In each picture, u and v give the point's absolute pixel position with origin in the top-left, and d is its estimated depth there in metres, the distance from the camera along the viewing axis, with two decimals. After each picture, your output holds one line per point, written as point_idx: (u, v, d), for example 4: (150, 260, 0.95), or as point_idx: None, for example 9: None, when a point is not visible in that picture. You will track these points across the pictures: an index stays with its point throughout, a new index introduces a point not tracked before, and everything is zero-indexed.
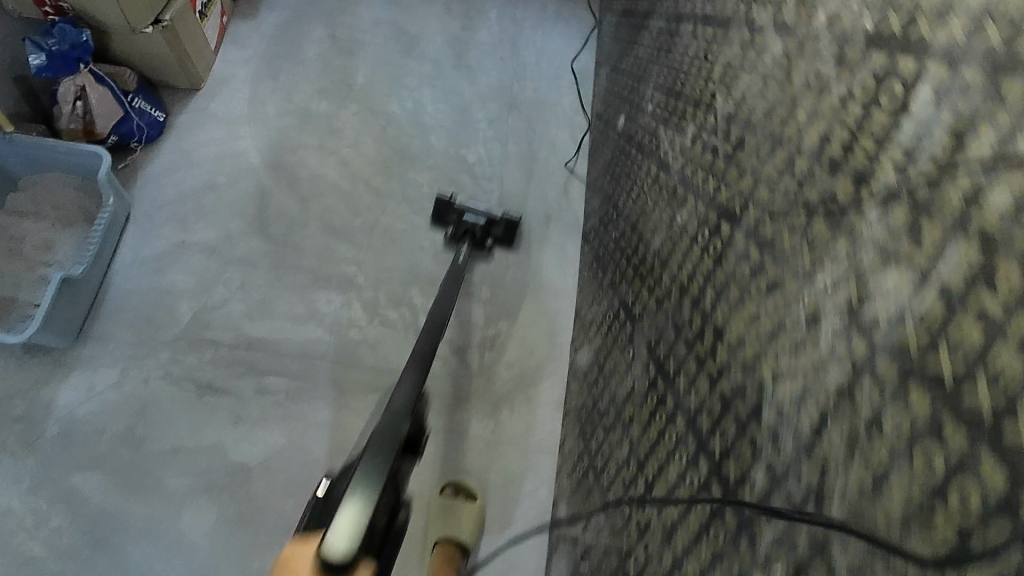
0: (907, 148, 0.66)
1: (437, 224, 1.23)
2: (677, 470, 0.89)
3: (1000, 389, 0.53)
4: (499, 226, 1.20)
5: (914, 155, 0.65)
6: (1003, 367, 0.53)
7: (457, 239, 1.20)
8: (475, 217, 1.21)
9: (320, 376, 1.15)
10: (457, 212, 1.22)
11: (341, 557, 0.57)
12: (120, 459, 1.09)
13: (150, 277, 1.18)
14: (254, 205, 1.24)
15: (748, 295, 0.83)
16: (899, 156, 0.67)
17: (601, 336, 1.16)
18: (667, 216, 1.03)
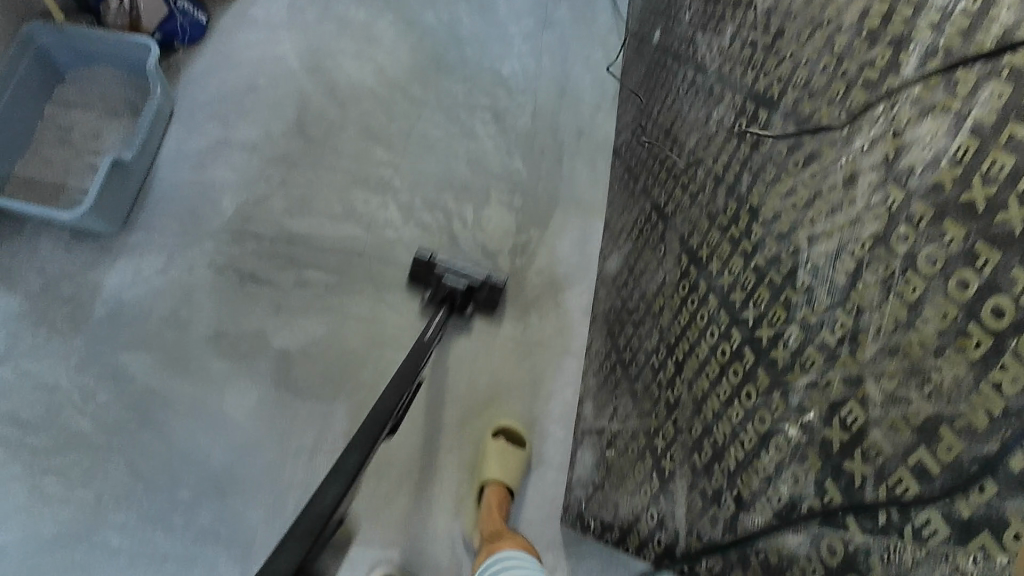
0: (941, 8, 0.71)
1: (415, 282, 1.18)
2: (709, 346, 0.92)
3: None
4: (482, 293, 1.14)
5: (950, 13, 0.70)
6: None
7: (435, 303, 1.14)
8: (456, 280, 1.14)
9: (358, 272, 1.19)
10: (437, 273, 1.15)
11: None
12: (166, 341, 1.13)
13: (193, 171, 1.21)
14: (293, 106, 1.27)
15: (785, 172, 0.86)
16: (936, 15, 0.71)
17: (632, 240, 1.19)
18: (703, 115, 1.06)
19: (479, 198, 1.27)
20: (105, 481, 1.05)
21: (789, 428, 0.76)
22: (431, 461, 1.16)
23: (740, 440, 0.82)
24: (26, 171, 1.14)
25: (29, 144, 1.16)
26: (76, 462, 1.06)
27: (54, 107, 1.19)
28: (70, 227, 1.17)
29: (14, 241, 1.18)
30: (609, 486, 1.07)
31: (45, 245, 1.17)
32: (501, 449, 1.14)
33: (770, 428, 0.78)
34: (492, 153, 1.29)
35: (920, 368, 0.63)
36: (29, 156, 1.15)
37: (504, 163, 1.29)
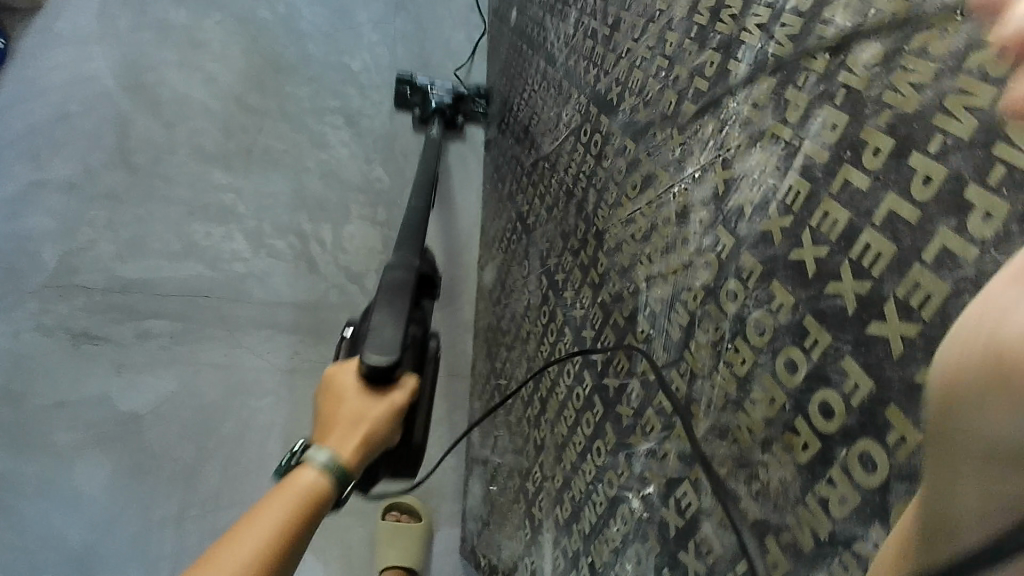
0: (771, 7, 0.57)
1: (399, 109, 1.20)
2: (567, 386, 0.84)
3: (867, 280, 0.46)
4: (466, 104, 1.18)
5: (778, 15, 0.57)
6: (874, 257, 0.45)
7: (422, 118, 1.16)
8: (439, 93, 1.17)
9: (209, 315, 1.09)
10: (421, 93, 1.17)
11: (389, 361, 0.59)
12: (0, 417, 1.03)
13: (6, 223, 1.07)
14: (113, 132, 1.13)
15: (625, 194, 0.76)
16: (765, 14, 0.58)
17: (502, 251, 1.09)
18: (554, 115, 0.94)
19: (337, 214, 1.15)
20: None
21: (632, 498, 0.68)
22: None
23: (593, 501, 0.75)
24: None
25: None
26: None
27: None
28: None
29: None
30: (493, 524, 1.00)
31: None
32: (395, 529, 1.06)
33: (617, 494, 0.71)
34: (347, 161, 1.17)
35: (748, 460, 0.54)
36: None
37: (362, 171, 1.17)
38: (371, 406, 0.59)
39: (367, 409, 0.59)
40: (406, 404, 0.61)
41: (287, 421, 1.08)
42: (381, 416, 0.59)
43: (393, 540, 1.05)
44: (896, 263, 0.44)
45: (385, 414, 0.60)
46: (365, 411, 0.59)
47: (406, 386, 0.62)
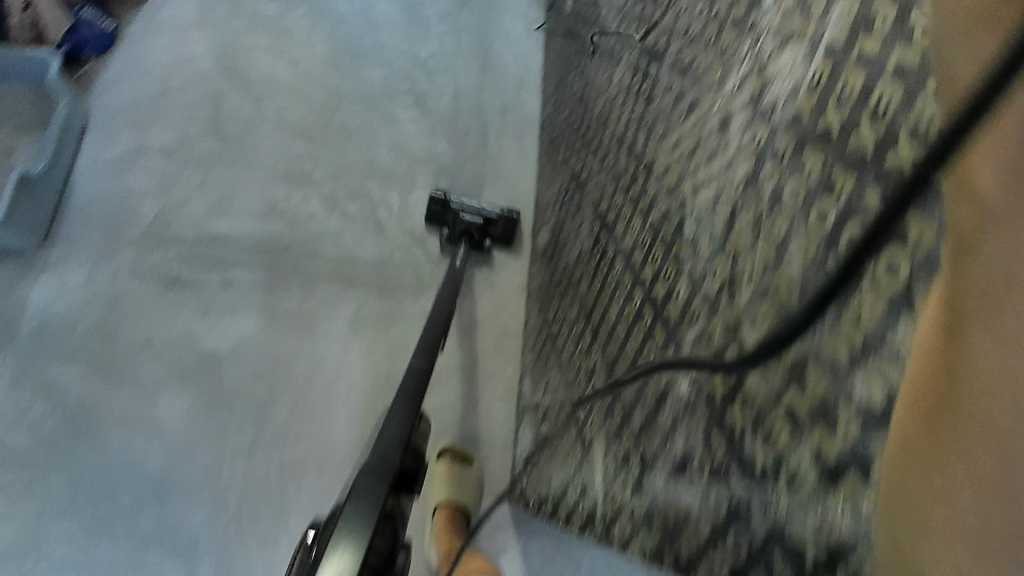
0: None
1: (433, 223, 1.22)
2: (618, 309, 0.91)
3: (882, 123, 0.54)
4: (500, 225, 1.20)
5: None
6: (886, 101, 0.54)
7: (453, 240, 1.19)
8: (472, 216, 1.19)
9: (286, 268, 1.20)
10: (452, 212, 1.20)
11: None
12: (97, 353, 1.14)
13: (113, 179, 1.22)
14: (208, 107, 1.28)
15: (672, 124, 0.84)
16: None
17: (555, 212, 1.17)
18: (606, 77, 1.04)
19: (404, 183, 1.26)
20: (44, 500, 1.07)
21: (680, 384, 0.73)
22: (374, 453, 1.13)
23: (642, 401, 0.81)
24: None
25: None
26: (13, 480, 1.08)
27: None
28: None
29: None
30: (544, 461, 1.06)
31: None
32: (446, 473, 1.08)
33: (664, 385, 0.76)
34: (414, 137, 1.28)
35: (787, 308, 0.60)
36: None
37: (428, 146, 1.28)
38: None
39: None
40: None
41: (355, 366, 1.17)
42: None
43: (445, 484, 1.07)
44: (905, 99, 0.52)
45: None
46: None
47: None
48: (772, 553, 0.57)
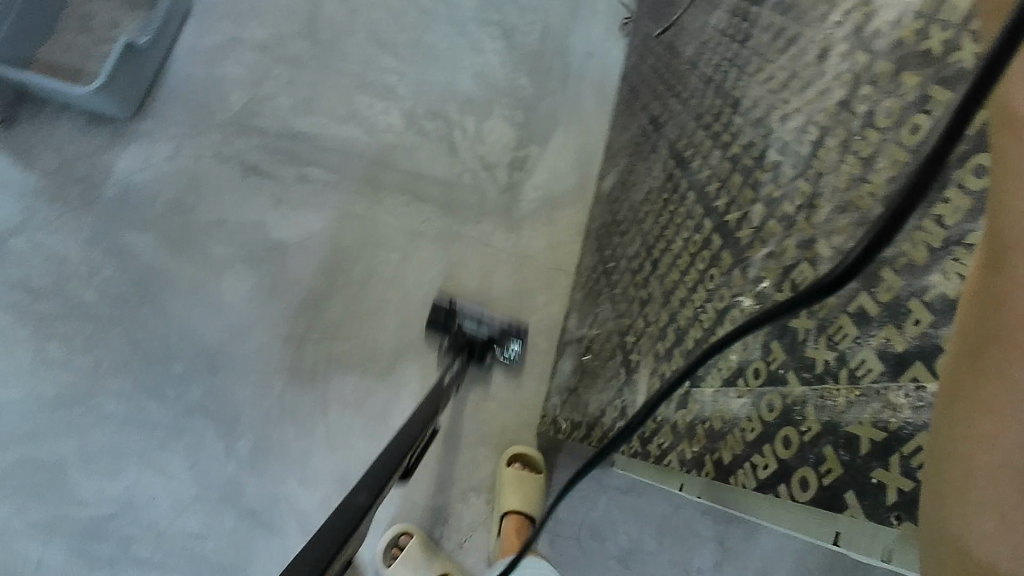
0: None
1: (432, 332, 1.16)
2: (683, 239, 0.92)
3: None
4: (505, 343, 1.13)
5: None
6: None
7: (452, 351, 1.12)
8: (476, 329, 1.13)
9: (359, 173, 1.24)
10: (456, 320, 1.13)
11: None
12: (171, 224, 1.20)
13: (206, 65, 1.27)
14: (305, 11, 1.32)
15: (767, 61, 0.85)
16: None
17: (627, 155, 1.19)
18: (701, 23, 1.05)
19: (481, 110, 1.29)
20: (103, 352, 1.13)
21: (744, 300, 0.75)
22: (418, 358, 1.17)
23: (700, 320, 0.82)
24: (48, 56, 1.20)
25: (53, 31, 1.22)
26: (79, 330, 1.14)
27: None
28: (86, 111, 1.23)
29: (29, 121, 1.23)
30: (583, 388, 1.07)
31: (62, 126, 1.23)
32: (515, 478, 1.11)
33: (728, 302, 0.78)
34: (497, 67, 1.31)
35: (867, 217, 0.61)
36: (52, 42, 1.21)
37: (509, 78, 1.31)
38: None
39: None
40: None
41: (410, 276, 1.21)
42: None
43: (512, 488, 1.10)
44: None
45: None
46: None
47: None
48: (823, 445, 0.58)
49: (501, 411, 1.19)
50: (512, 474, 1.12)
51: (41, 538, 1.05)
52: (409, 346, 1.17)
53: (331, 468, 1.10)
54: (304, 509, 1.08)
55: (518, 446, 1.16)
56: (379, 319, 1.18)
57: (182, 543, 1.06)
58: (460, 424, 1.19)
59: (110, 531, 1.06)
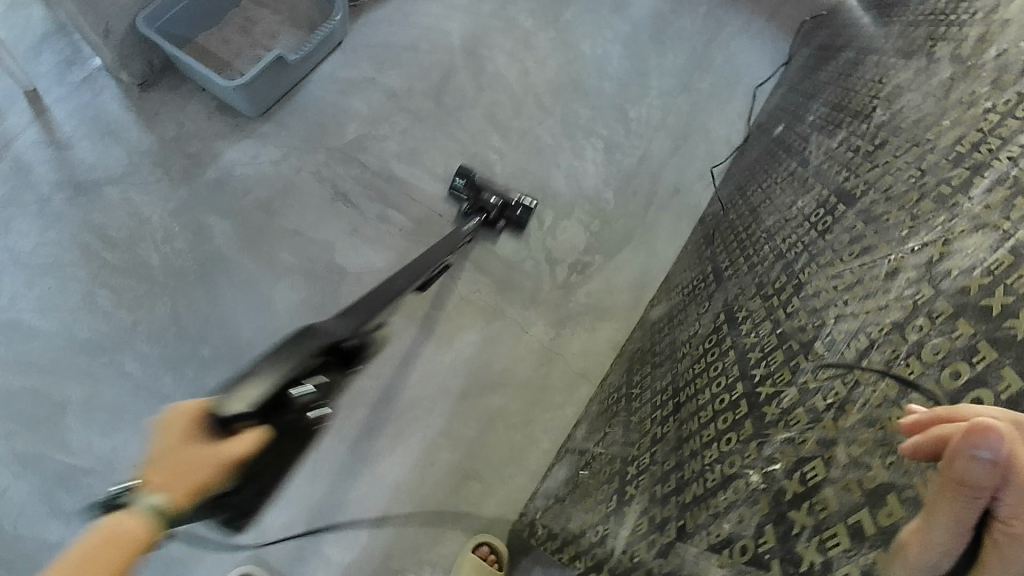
0: (1003, 141, 0.75)
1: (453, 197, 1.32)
2: (711, 394, 0.93)
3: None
4: (511, 211, 1.29)
5: (1007, 146, 0.75)
6: None
7: (470, 212, 1.28)
8: (494, 197, 1.29)
9: (434, 229, 1.32)
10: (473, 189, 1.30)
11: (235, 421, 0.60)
12: (252, 220, 1.29)
13: (338, 95, 1.38)
14: (439, 74, 1.42)
15: (839, 258, 0.89)
16: (995, 144, 0.77)
17: (682, 294, 1.21)
18: (789, 200, 1.09)
19: (563, 210, 1.36)
20: (146, 316, 1.22)
21: (752, 474, 0.77)
22: (440, 410, 1.24)
23: (705, 477, 0.83)
24: (206, 43, 1.33)
25: (219, 22, 1.35)
26: (134, 287, 1.24)
27: (249, 2, 1.37)
28: (217, 99, 1.33)
29: (164, 91, 1.34)
30: (570, 500, 1.07)
31: (191, 106, 1.34)
32: (474, 567, 1.11)
33: (736, 471, 0.79)
34: (591, 176, 1.38)
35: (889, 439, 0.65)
36: (213, 31, 1.34)
37: (597, 189, 1.38)
38: (205, 451, 0.58)
39: (192, 469, 0.57)
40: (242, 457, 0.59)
41: (449, 333, 1.27)
42: (210, 471, 0.57)
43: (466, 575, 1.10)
44: None
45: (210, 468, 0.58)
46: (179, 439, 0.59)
47: (246, 439, 0.60)
48: None
49: (481, 495, 1.20)
50: (475, 561, 1.11)
51: (16, 468, 1.14)
52: (426, 396, 1.24)
53: (307, 496, 1.18)
54: (267, 524, 1.17)
55: (488, 534, 1.16)
56: (413, 361, 1.25)
57: None
58: (440, 493, 1.20)
59: (81, 484, 1.14)
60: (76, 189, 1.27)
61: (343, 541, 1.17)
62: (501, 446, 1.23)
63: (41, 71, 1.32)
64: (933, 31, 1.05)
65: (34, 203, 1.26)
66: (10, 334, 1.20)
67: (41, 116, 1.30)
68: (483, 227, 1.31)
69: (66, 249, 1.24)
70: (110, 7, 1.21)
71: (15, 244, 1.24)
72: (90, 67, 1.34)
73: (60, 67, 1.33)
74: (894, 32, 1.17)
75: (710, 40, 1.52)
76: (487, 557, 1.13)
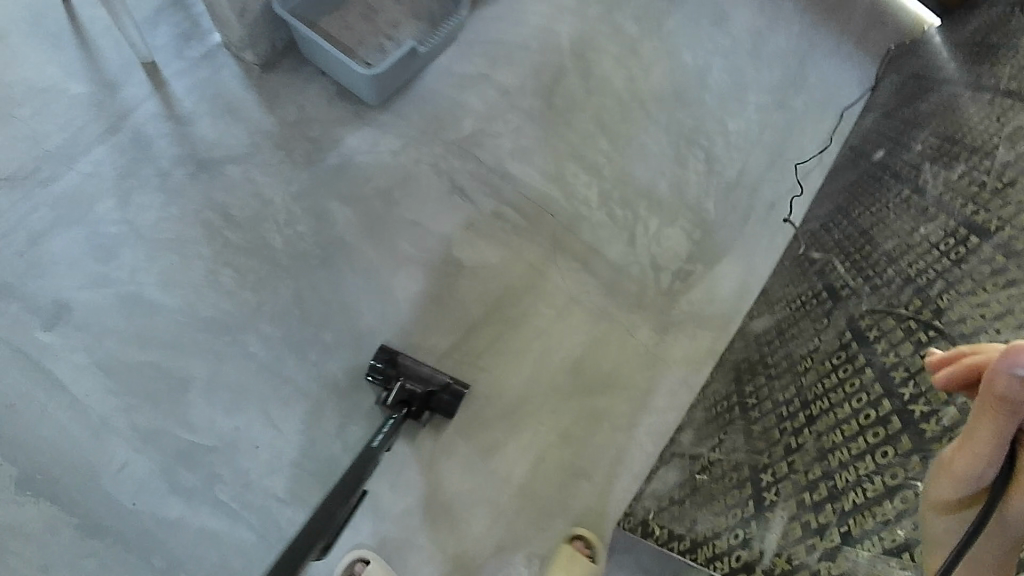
0: None
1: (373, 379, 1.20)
2: (852, 408, 1.00)
3: None
4: (443, 396, 1.21)
5: None
6: None
7: (391, 404, 1.17)
8: (417, 385, 1.19)
9: (547, 229, 1.35)
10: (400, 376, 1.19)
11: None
12: (372, 208, 1.31)
13: (454, 89, 1.40)
14: (550, 74, 1.45)
15: (981, 288, 0.97)
16: None
17: (790, 308, 1.28)
18: (908, 227, 1.17)
19: (667, 216, 1.41)
20: (269, 298, 1.23)
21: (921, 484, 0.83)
22: (550, 407, 1.28)
23: (864, 486, 0.90)
24: (327, 27, 1.35)
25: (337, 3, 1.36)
26: (256, 267, 1.25)
27: None
28: (339, 85, 1.36)
29: (283, 74, 1.37)
30: (691, 503, 1.12)
31: (312, 90, 1.37)
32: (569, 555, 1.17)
33: (902, 481, 0.86)
34: (693, 186, 1.44)
35: None
36: (335, 15, 1.36)
37: (698, 199, 1.43)
38: None
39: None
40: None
41: (561, 332, 1.31)
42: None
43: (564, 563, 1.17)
44: None
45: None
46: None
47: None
48: None
49: (589, 492, 1.26)
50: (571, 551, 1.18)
51: (137, 445, 1.13)
52: (540, 390, 1.28)
53: (424, 482, 1.21)
54: (386, 510, 1.19)
55: (583, 529, 1.22)
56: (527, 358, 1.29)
57: (264, 499, 1.14)
58: (550, 489, 1.24)
59: (204, 462, 1.14)
60: (196, 166, 1.29)
61: (452, 530, 1.19)
62: (608, 443, 1.28)
63: (158, 44, 1.36)
64: None
65: (154, 176, 1.28)
66: (131, 307, 1.20)
67: (159, 90, 1.33)
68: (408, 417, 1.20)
69: (187, 226, 1.26)
70: None
71: (134, 216, 1.25)
72: (209, 42, 1.38)
73: (179, 42, 1.37)
74: (1004, 74, 1.23)
75: (804, 59, 1.58)
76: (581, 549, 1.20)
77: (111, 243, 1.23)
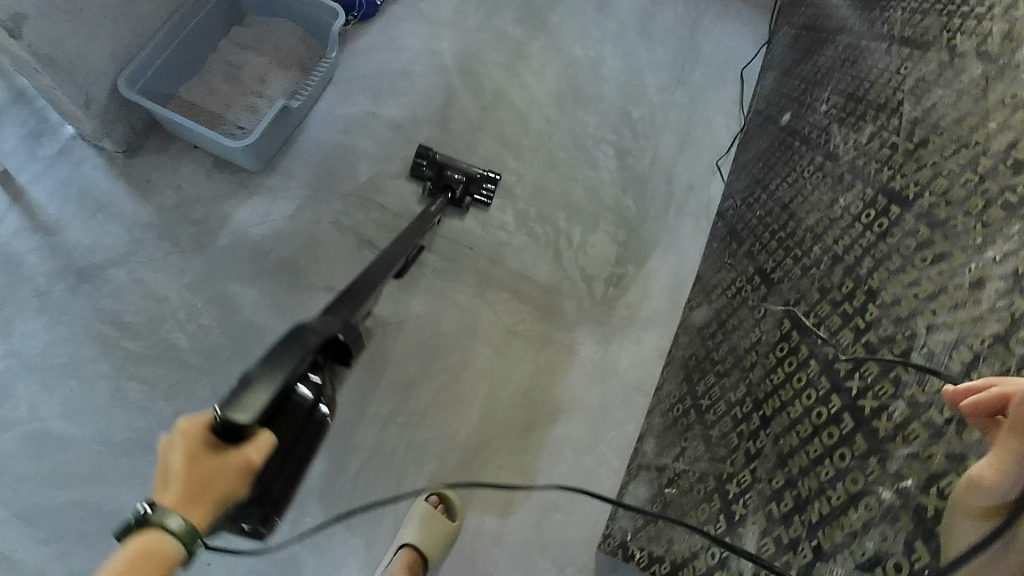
0: None
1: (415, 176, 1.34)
2: (804, 406, 0.97)
3: None
4: (477, 184, 1.35)
5: None
6: None
7: (435, 189, 1.33)
8: (458, 173, 1.34)
9: (468, 265, 1.33)
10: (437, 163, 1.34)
11: (245, 426, 0.55)
12: (279, 281, 1.24)
13: (340, 134, 1.36)
14: (440, 99, 1.43)
15: (910, 264, 0.92)
16: None
17: (727, 296, 1.24)
18: (829, 199, 1.13)
19: (588, 222, 1.38)
20: (186, 403, 1.15)
21: (883, 491, 0.81)
22: (507, 446, 1.24)
23: (828, 495, 0.87)
24: (189, 96, 1.28)
25: (197, 72, 1.31)
26: (167, 373, 1.16)
27: (229, 46, 1.33)
28: (214, 155, 1.29)
29: (151, 156, 1.29)
30: (665, 521, 1.09)
31: (187, 167, 1.29)
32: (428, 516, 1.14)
33: (863, 488, 0.83)
34: (608, 185, 1.41)
35: None
36: (194, 83, 1.29)
37: (616, 197, 1.41)
38: (219, 463, 0.54)
39: (218, 479, 0.53)
40: (259, 463, 0.56)
41: (505, 366, 1.28)
42: (239, 479, 0.54)
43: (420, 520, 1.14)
44: None
45: (235, 479, 0.54)
46: (222, 479, 0.54)
47: (263, 442, 0.56)
48: None
49: (564, 524, 1.22)
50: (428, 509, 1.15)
51: None
52: (493, 433, 1.24)
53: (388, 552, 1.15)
54: None
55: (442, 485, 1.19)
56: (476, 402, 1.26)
57: None
58: (524, 533, 1.20)
59: None
60: (77, 277, 1.20)
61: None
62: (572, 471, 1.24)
63: (8, 149, 1.26)
64: (945, 22, 1.06)
65: (33, 298, 1.18)
66: (39, 448, 1.11)
67: (19, 200, 1.23)
68: (450, 203, 1.34)
69: (83, 343, 1.16)
70: (87, 74, 1.15)
71: (21, 346, 1.15)
72: (61, 137, 1.28)
73: (29, 143, 1.27)
74: (896, 19, 1.18)
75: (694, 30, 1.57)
76: (438, 506, 1.17)
77: (3, 382, 1.13)
